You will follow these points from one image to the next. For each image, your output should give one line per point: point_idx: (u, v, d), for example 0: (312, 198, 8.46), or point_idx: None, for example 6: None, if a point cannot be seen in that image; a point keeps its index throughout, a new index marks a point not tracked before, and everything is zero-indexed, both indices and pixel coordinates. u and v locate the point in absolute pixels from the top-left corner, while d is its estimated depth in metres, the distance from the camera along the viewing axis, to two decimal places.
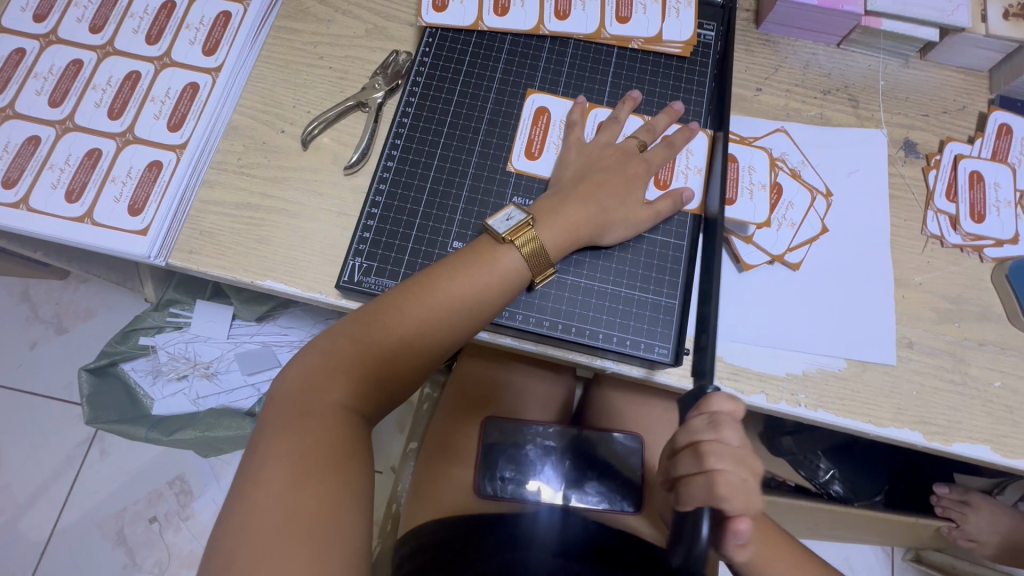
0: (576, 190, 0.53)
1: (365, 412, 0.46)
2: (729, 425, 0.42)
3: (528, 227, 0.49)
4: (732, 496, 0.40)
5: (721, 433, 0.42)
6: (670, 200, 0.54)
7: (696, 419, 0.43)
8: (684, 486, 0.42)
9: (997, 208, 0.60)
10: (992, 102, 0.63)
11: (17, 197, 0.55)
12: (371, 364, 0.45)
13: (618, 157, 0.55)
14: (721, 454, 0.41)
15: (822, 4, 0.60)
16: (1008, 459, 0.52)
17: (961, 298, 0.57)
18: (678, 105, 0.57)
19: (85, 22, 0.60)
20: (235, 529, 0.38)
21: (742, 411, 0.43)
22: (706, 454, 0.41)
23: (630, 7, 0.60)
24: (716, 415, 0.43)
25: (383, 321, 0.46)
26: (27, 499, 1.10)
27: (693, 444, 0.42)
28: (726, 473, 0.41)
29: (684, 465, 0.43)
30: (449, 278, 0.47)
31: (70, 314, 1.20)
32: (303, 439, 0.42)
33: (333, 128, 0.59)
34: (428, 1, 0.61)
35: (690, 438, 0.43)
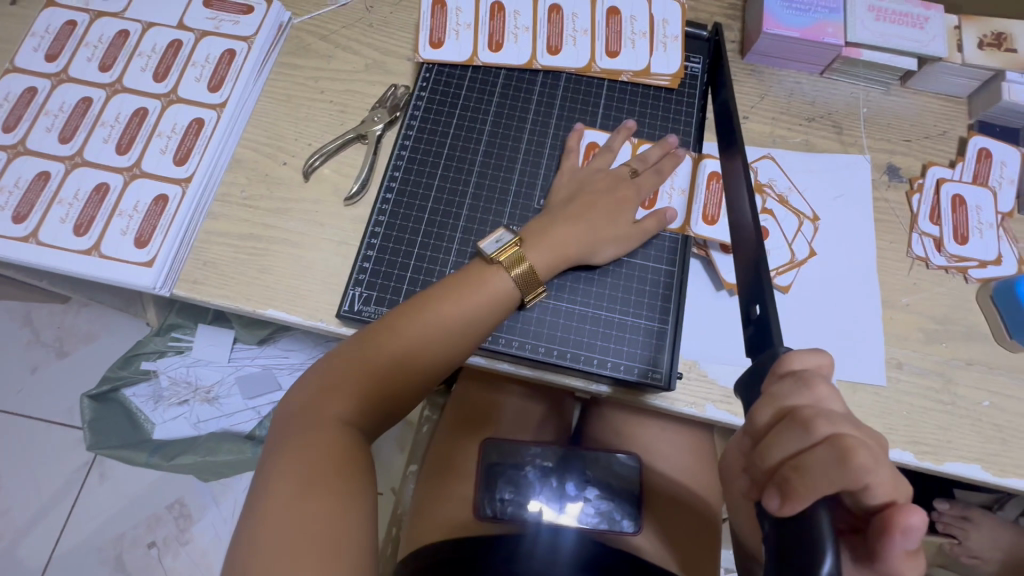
0: (564, 211, 0.55)
1: (367, 428, 0.47)
2: (823, 382, 0.36)
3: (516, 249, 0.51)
4: (874, 470, 0.31)
5: (817, 394, 0.35)
6: (656, 220, 0.56)
7: (779, 383, 0.37)
8: (789, 467, 0.33)
9: (980, 230, 0.61)
10: (971, 128, 0.65)
11: (27, 231, 0.56)
12: (371, 381, 0.46)
13: (609, 181, 0.57)
14: (829, 417, 0.34)
15: (804, 36, 0.63)
16: (999, 478, 0.53)
17: (947, 318, 0.58)
18: (671, 138, 0.59)
19: (95, 61, 0.63)
20: (249, 542, 0.39)
21: (830, 366, 0.37)
22: (812, 420, 0.34)
23: (619, 42, 0.63)
24: (802, 373, 0.36)
25: (381, 340, 0.47)
26: (26, 526, 1.10)
27: (789, 411, 0.35)
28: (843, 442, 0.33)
29: (781, 441, 0.35)
30: (442, 297, 0.48)
31: (71, 338, 1.21)
32: (308, 453, 0.43)
33: (333, 160, 0.61)
34: (425, 38, 0.63)
35: (779, 404, 0.36)
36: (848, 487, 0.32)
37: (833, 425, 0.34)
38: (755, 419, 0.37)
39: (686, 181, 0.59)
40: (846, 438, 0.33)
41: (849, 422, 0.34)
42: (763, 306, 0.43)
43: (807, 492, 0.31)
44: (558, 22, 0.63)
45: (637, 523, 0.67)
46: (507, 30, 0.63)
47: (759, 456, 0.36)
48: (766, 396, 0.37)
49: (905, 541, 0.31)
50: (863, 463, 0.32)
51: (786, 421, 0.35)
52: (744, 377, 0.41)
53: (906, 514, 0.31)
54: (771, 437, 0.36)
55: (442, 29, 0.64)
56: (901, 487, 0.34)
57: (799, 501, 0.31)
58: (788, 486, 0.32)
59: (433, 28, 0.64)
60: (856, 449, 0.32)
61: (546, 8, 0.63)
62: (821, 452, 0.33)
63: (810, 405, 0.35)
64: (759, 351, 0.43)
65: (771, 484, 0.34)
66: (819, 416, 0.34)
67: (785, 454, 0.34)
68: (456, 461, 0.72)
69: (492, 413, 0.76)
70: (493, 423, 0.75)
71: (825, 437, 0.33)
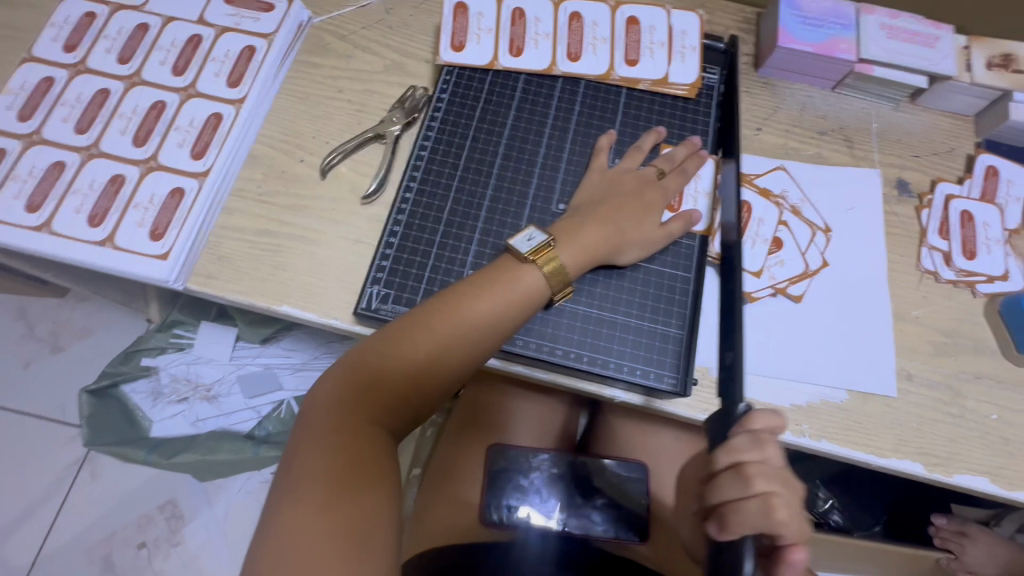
0: (595, 212, 0.55)
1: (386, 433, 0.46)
2: (772, 445, 0.44)
3: (549, 249, 0.51)
4: (788, 519, 0.43)
5: (766, 453, 0.44)
6: (681, 222, 0.56)
7: (739, 439, 0.45)
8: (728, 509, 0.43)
9: (988, 246, 0.62)
10: (979, 145, 0.67)
11: (40, 220, 0.56)
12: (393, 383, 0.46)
13: (636, 182, 0.58)
14: (766, 475, 0.43)
15: (819, 51, 0.64)
16: (1007, 491, 0.53)
17: (955, 332, 0.59)
18: (697, 139, 0.60)
19: (113, 53, 0.62)
20: (273, 546, 0.38)
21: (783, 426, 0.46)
22: (752, 475, 0.43)
23: (637, 52, 0.64)
24: (759, 433, 0.45)
25: (407, 340, 0.47)
26: (11, 525, 1.08)
27: (736, 464, 0.44)
28: (776, 492, 0.43)
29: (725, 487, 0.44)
30: (471, 295, 0.48)
31: (67, 333, 1.20)
32: (324, 452, 0.42)
33: (351, 159, 0.61)
34: (446, 41, 0.64)
35: (733, 457, 0.44)
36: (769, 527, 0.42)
37: (768, 481, 0.43)
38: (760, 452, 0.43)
39: (710, 183, 0.60)
40: (772, 494, 0.43)
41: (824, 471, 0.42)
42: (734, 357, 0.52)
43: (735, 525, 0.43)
44: (578, 30, 0.64)
45: (642, 531, 0.68)
46: (528, 36, 0.64)
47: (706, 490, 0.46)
48: (726, 446, 0.45)
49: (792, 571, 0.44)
50: (780, 512, 0.42)
51: (733, 472, 0.44)
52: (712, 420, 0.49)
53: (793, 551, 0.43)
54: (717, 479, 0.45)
55: (464, 33, 0.64)
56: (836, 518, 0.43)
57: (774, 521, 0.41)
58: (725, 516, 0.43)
59: (455, 31, 0.64)
60: (779, 503, 0.43)
61: (566, 16, 0.64)
62: (752, 502, 0.43)
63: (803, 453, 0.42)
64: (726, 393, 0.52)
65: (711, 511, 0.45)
66: (760, 474, 0.43)
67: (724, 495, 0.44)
68: (462, 464, 0.72)
69: (501, 418, 0.76)
70: (502, 427, 0.75)
71: (758, 491, 0.43)
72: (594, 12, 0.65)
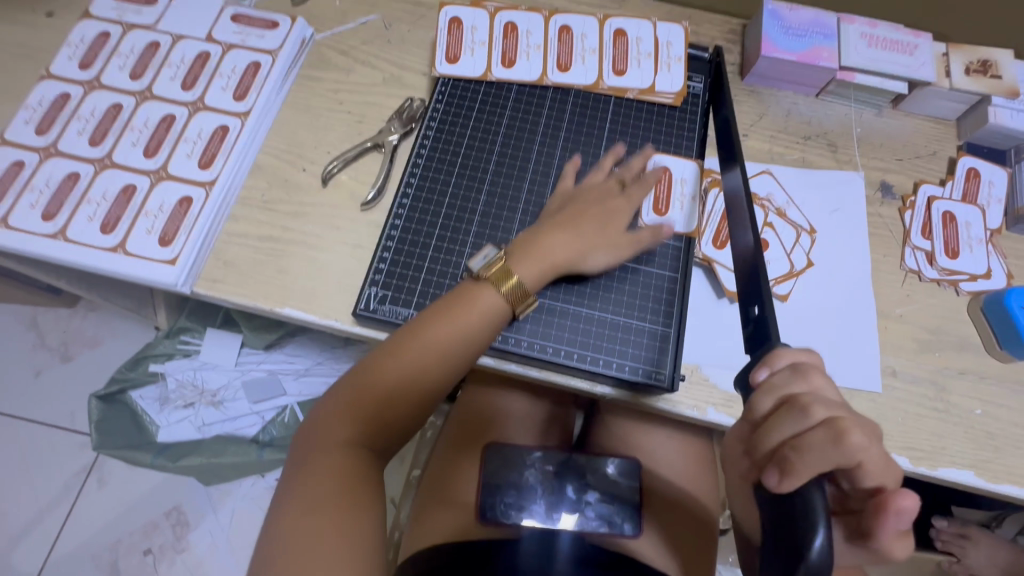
0: (549, 223, 0.56)
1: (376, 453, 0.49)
2: (817, 372, 0.37)
3: (506, 268, 0.53)
4: (869, 451, 0.34)
5: (812, 382, 0.37)
6: (650, 231, 0.57)
7: (777, 373, 0.38)
8: (795, 450, 0.34)
9: (970, 245, 0.64)
10: (960, 148, 0.69)
11: (55, 228, 0.58)
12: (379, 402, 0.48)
13: (598, 194, 0.59)
14: (822, 401, 0.36)
15: (800, 59, 0.66)
16: (992, 484, 0.54)
17: (939, 329, 0.60)
18: (652, 149, 0.62)
19: (126, 70, 0.66)
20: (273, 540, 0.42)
21: (818, 364, 0.39)
22: (806, 404, 0.35)
23: (625, 62, 0.66)
24: (799, 363, 0.38)
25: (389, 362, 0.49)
26: (21, 531, 1.09)
27: (783, 397, 0.37)
28: (847, 421, 0.34)
29: (783, 428, 0.36)
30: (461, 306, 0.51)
31: (77, 342, 1.22)
32: (318, 476, 0.45)
33: (351, 167, 0.64)
34: (442, 54, 0.67)
35: (779, 393, 0.37)
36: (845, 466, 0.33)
37: (830, 410, 0.35)
38: (754, 406, 0.38)
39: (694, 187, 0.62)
40: (837, 421, 0.34)
41: (844, 408, 0.36)
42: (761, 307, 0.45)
43: (810, 464, 0.33)
44: (568, 42, 0.67)
45: (637, 526, 0.69)
46: (520, 48, 0.67)
47: (761, 439, 0.36)
48: (769, 384, 0.38)
49: (896, 521, 0.34)
50: (857, 442, 0.33)
51: (786, 408, 0.36)
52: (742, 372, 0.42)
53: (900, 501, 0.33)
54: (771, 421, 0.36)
55: (458, 47, 0.67)
56: (891, 466, 0.35)
57: (800, 475, 0.33)
58: (789, 463, 0.33)
59: (450, 45, 0.67)
60: (851, 431, 0.34)
61: (556, 29, 0.67)
62: (820, 434, 0.34)
63: (807, 392, 0.36)
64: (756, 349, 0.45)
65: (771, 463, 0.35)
66: (817, 402, 0.35)
67: (785, 436, 0.35)
68: (460, 465, 0.73)
69: (498, 418, 0.78)
70: (498, 427, 0.77)
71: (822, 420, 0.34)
72: (583, 25, 0.68)
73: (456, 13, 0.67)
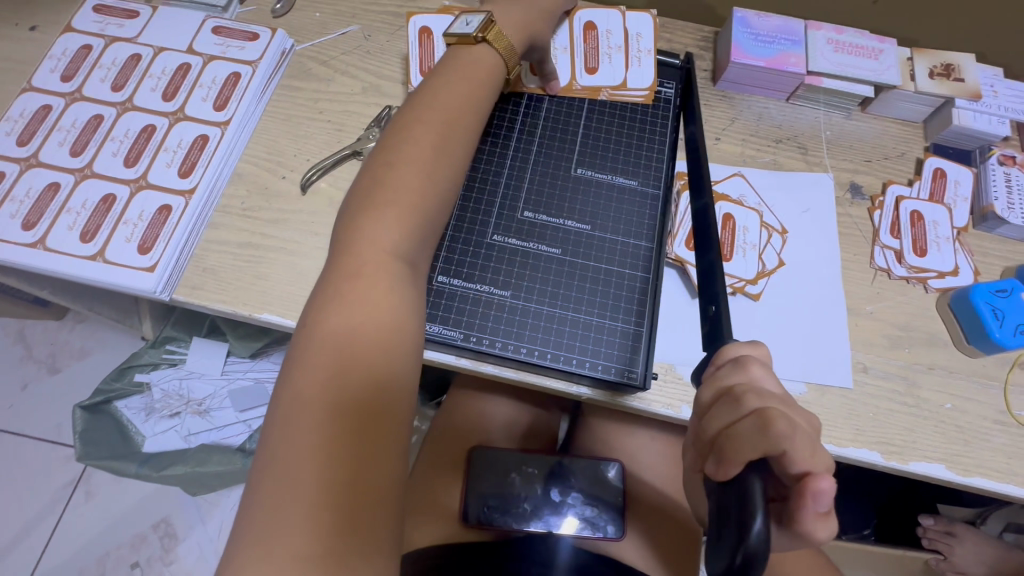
0: None
1: (395, 249, 0.46)
2: (756, 364, 0.38)
3: (492, 27, 0.57)
4: (794, 436, 0.33)
5: (749, 373, 0.38)
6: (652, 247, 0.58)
7: (720, 368, 0.40)
8: (726, 439, 0.35)
9: (938, 244, 0.65)
10: (928, 149, 0.70)
11: (36, 237, 0.59)
12: (379, 241, 0.46)
13: None
14: (758, 390, 0.36)
15: (769, 65, 0.68)
16: (962, 477, 0.55)
17: (909, 325, 0.61)
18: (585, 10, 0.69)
19: (107, 81, 0.67)
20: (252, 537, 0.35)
21: (767, 356, 0.40)
22: (743, 394, 0.36)
23: (597, 59, 0.68)
24: (739, 357, 0.39)
25: (392, 171, 0.48)
26: (5, 546, 1.09)
27: (722, 388, 0.38)
28: (777, 409, 0.34)
29: (719, 418, 0.37)
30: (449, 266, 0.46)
31: (64, 354, 1.22)
32: (316, 383, 0.40)
33: (330, 175, 0.65)
34: (416, 66, 0.68)
35: (718, 384, 0.38)
36: (773, 452, 0.33)
37: (762, 399, 0.36)
38: (700, 399, 0.39)
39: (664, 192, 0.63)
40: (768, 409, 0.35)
41: (779, 399, 0.36)
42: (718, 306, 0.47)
43: (739, 452, 0.33)
44: None
45: (620, 529, 0.69)
46: None
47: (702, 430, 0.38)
48: (711, 377, 0.39)
49: (816, 505, 0.32)
50: (782, 430, 0.33)
51: (724, 398, 0.37)
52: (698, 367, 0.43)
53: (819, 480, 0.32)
54: (711, 412, 0.38)
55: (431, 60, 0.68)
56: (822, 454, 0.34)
57: (731, 462, 0.33)
58: (722, 452, 0.34)
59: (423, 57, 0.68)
60: (779, 418, 0.34)
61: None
62: (747, 422, 0.34)
63: (744, 382, 0.37)
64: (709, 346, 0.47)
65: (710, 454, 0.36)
66: (751, 391, 0.36)
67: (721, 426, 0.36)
68: (443, 470, 0.74)
69: (481, 422, 0.79)
70: (481, 430, 0.78)
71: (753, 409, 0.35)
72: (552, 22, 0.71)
73: (425, 23, 0.69)
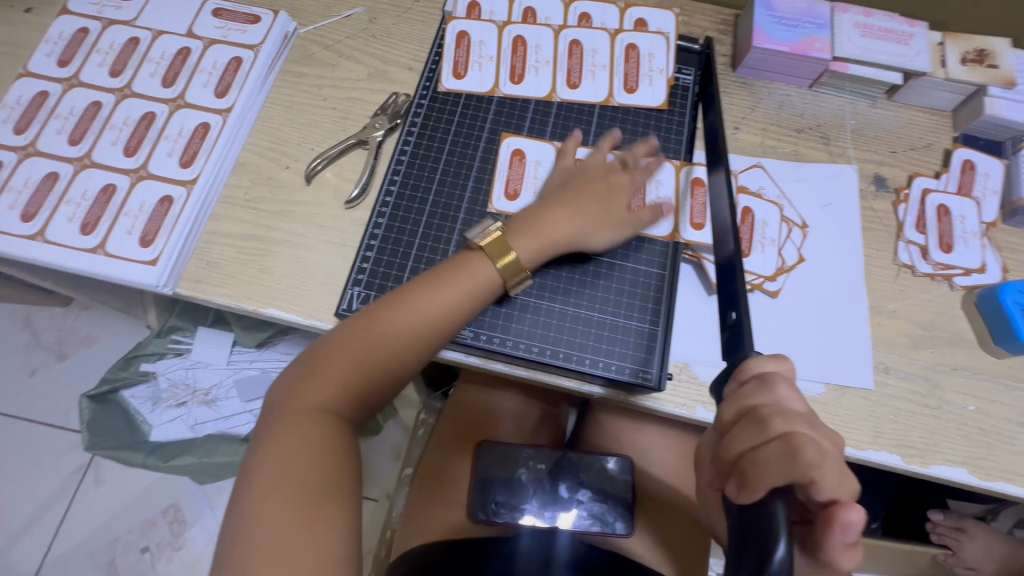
0: (556, 198, 0.56)
1: (328, 405, 0.46)
2: (783, 382, 0.36)
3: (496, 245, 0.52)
4: (822, 465, 0.32)
5: (777, 392, 0.36)
6: (650, 210, 0.57)
7: (744, 384, 0.37)
8: (750, 463, 0.33)
9: (965, 239, 0.63)
10: (956, 140, 0.67)
11: (35, 230, 0.58)
12: (313, 400, 0.46)
13: (603, 171, 0.59)
14: (784, 413, 0.34)
15: (793, 50, 0.65)
16: (984, 481, 0.54)
17: (933, 325, 0.59)
18: (654, 140, 0.60)
19: (105, 67, 0.65)
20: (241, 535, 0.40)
21: (792, 373, 0.38)
22: (769, 417, 0.34)
23: (636, 79, 0.65)
24: (765, 373, 0.37)
25: (360, 327, 0.48)
26: (17, 530, 1.10)
27: (745, 407, 0.36)
28: (802, 435, 0.33)
29: (742, 439, 0.35)
30: (432, 286, 0.50)
31: (71, 341, 1.22)
32: (308, 413, 0.46)
33: (335, 165, 0.62)
34: (448, 69, 0.65)
35: (741, 403, 0.36)
36: (799, 481, 0.32)
37: (789, 423, 0.34)
38: (720, 415, 0.37)
39: (682, 183, 0.61)
40: (795, 434, 0.33)
41: (805, 421, 0.35)
42: (738, 313, 0.45)
43: (764, 478, 0.32)
44: (578, 55, 0.65)
45: (630, 526, 0.67)
46: (528, 63, 0.65)
47: (722, 449, 0.36)
48: (733, 394, 0.37)
49: (843, 535, 0.31)
50: (811, 459, 0.32)
51: (748, 418, 0.35)
52: (717, 382, 0.42)
53: (847, 512, 0.31)
54: (733, 430, 0.36)
55: (466, 61, 0.66)
56: (847, 479, 0.33)
57: (754, 487, 0.32)
58: (746, 476, 0.33)
59: (457, 60, 0.66)
60: (807, 446, 0.32)
61: (566, 43, 0.66)
62: (774, 448, 0.33)
63: (769, 403, 0.35)
64: (731, 356, 0.46)
65: (731, 475, 0.34)
66: (778, 414, 0.34)
67: (744, 448, 0.35)
68: (452, 463, 0.73)
69: (488, 418, 0.77)
70: (489, 425, 0.77)
71: (780, 433, 0.34)
72: (603, 12, 0.67)
73: (519, 145, 0.63)
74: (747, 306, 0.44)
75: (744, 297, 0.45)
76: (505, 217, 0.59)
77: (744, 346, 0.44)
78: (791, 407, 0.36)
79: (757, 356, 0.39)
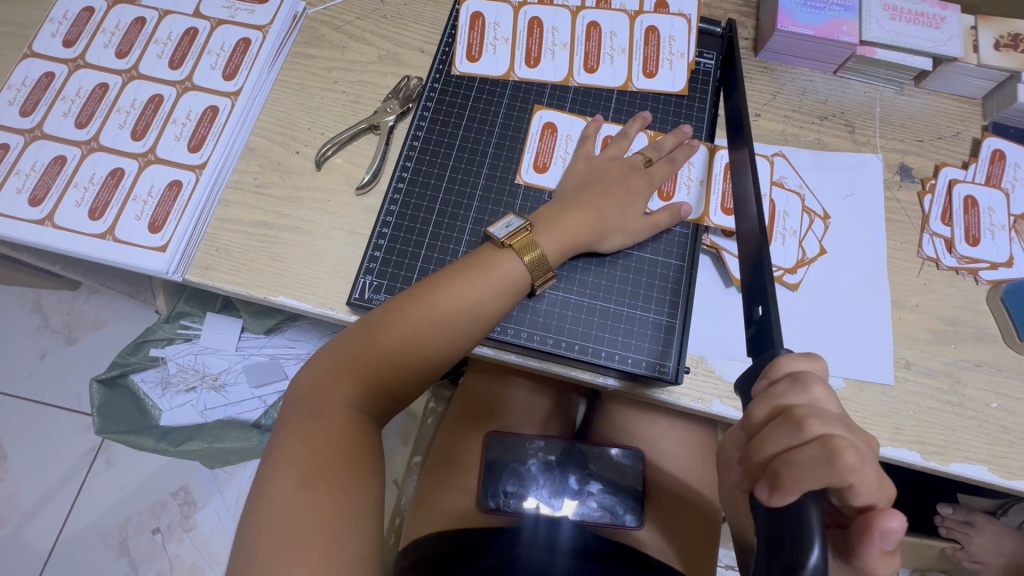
0: (577, 199, 0.54)
1: (353, 401, 0.45)
2: (818, 382, 0.35)
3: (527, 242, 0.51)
4: (861, 469, 0.31)
5: (811, 393, 0.35)
6: (668, 212, 0.56)
7: (776, 384, 0.36)
8: (785, 465, 0.33)
9: (992, 232, 0.61)
10: (986, 128, 0.65)
11: (43, 214, 0.57)
12: (336, 394, 0.45)
13: (622, 170, 0.57)
14: (819, 414, 0.34)
15: (819, 34, 0.63)
16: (1005, 480, 0.53)
17: (956, 320, 0.58)
18: (687, 128, 0.59)
19: (111, 47, 0.63)
20: (261, 527, 0.39)
21: (824, 372, 0.37)
22: (804, 418, 0.34)
23: (656, 63, 0.63)
24: (799, 373, 0.36)
25: (380, 323, 0.47)
26: (31, 510, 1.11)
27: (778, 408, 0.35)
28: (840, 437, 0.32)
29: (775, 440, 0.34)
30: (449, 281, 0.48)
31: (81, 325, 1.22)
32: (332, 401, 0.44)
33: (346, 150, 0.61)
34: (462, 52, 0.64)
35: (774, 403, 0.36)
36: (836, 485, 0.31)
37: (826, 425, 0.33)
38: (751, 415, 0.37)
39: (703, 171, 0.59)
40: (832, 437, 0.32)
41: (841, 423, 0.34)
42: (766, 308, 0.44)
43: (800, 481, 0.31)
44: (596, 38, 0.63)
45: (639, 518, 0.67)
46: (545, 46, 0.63)
47: (753, 450, 0.35)
48: (764, 393, 0.36)
49: (880, 542, 0.31)
50: (850, 463, 0.31)
51: (782, 419, 0.34)
52: (744, 381, 0.41)
53: (886, 520, 0.31)
54: (765, 431, 0.35)
55: (480, 44, 0.64)
56: (885, 485, 0.33)
57: (790, 490, 0.31)
58: (780, 477, 0.32)
59: (471, 42, 0.64)
60: (846, 449, 0.31)
61: (584, 25, 0.64)
62: (810, 450, 0.32)
63: (804, 404, 0.34)
64: (759, 352, 0.45)
65: (762, 477, 0.33)
66: (814, 415, 0.34)
67: (777, 450, 0.34)
68: (461, 450, 0.73)
69: (497, 406, 0.77)
70: (499, 414, 0.76)
71: (816, 436, 0.33)
72: None
73: (551, 119, 0.62)
74: (775, 299, 0.43)
75: (771, 289, 0.43)
76: (520, 207, 0.58)
77: (772, 343, 0.42)
78: (826, 409, 0.35)
79: (786, 354, 0.38)
